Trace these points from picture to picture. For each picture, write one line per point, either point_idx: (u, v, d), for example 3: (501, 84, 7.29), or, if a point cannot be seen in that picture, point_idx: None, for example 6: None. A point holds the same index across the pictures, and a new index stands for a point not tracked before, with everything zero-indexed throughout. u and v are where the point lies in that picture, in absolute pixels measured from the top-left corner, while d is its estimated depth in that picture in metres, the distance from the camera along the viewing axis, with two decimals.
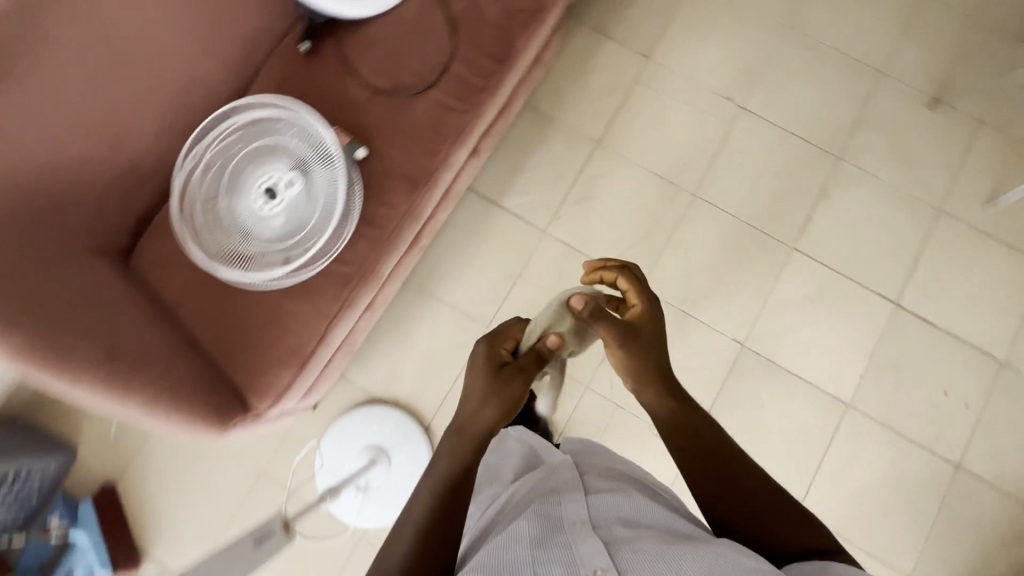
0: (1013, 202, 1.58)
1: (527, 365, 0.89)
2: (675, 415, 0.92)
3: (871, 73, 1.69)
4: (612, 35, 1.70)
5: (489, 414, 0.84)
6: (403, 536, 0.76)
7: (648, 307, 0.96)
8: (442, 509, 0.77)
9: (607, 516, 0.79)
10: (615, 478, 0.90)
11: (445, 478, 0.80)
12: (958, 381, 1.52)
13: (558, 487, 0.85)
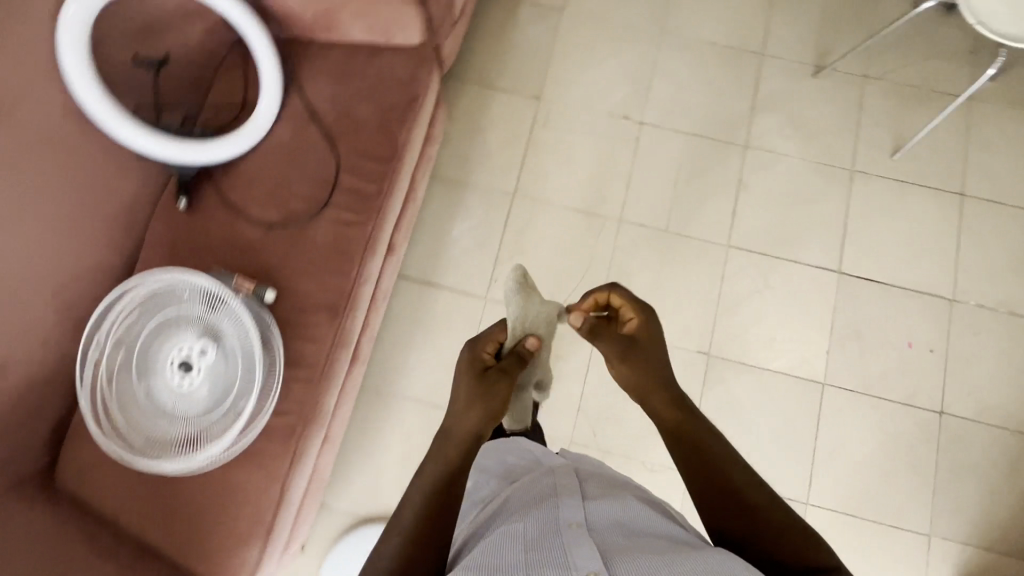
0: (915, 147, 1.64)
1: (511, 371, 0.99)
2: (682, 428, 0.95)
3: (752, 57, 1.73)
4: (498, 86, 1.70)
5: (474, 418, 0.91)
6: (391, 539, 0.79)
7: (643, 321, 1.04)
8: (431, 511, 0.80)
9: (603, 521, 0.79)
10: (613, 487, 0.90)
11: (434, 483, 0.83)
12: (918, 329, 1.55)
13: (557, 489, 0.86)
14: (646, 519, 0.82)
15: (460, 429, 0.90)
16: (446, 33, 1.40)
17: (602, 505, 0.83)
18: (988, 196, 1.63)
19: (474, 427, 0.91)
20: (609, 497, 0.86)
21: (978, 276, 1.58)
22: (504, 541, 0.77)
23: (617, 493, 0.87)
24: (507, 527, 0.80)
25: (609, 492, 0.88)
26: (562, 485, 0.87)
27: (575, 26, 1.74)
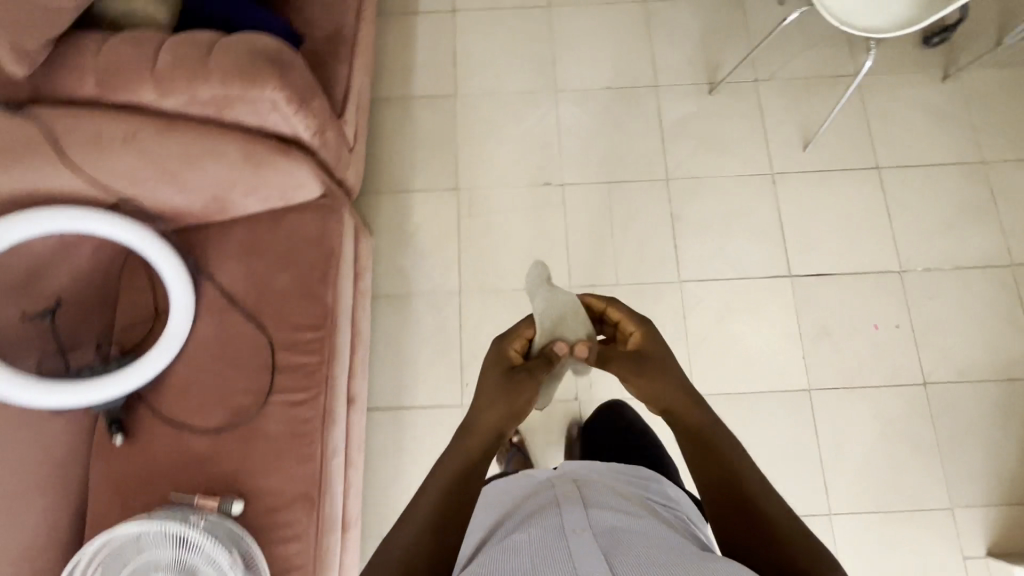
0: (823, 136, 1.68)
1: (536, 372, 0.86)
2: (694, 429, 0.81)
3: (648, 90, 1.75)
4: (413, 188, 1.67)
5: (497, 414, 0.80)
6: (408, 523, 0.72)
7: (645, 335, 0.90)
8: (450, 496, 0.74)
9: (607, 525, 0.77)
10: (620, 499, 0.88)
11: (448, 472, 0.76)
12: (880, 308, 1.57)
13: (560, 502, 0.84)
14: (652, 525, 0.79)
15: (484, 423, 0.79)
16: (345, 166, 1.37)
17: (605, 512, 0.80)
18: (902, 161, 1.68)
19: (495, 421, 0.80)
20: (614, 505, 0.83)
21: (917, 240, 1.62)
22: (508, 549, 0.75)
23: (620, 504, 0.84)
24: (513, 538, 0.77)
25: (613, 502, 0.85)
26: (563, 498, 0.85)
27: (472, 107, 1.74)
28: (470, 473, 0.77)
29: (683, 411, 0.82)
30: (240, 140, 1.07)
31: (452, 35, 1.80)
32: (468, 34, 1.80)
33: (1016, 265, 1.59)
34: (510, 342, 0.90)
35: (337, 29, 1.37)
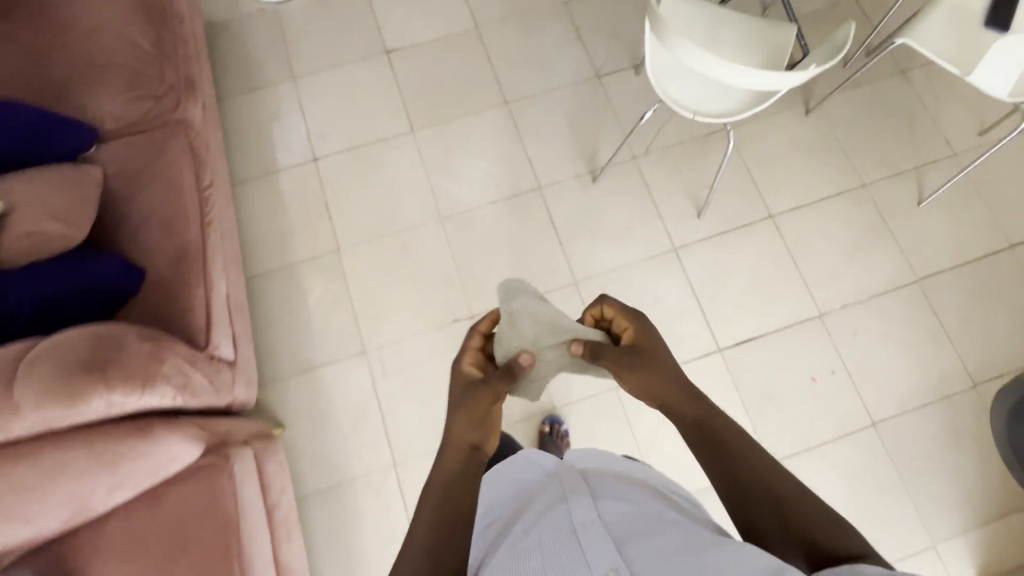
0: (713, 200, 1.68)
1: (495, 386, 0.88)
2: (697, 420, 0.82)
3: (533, 195, 1.71)
4: (318, 363, 1.56)
5: (461, 428, 0.84)
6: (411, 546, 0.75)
7: (639, 329, 0.92)
8: (442, 513, 0.76)
9: (621, 516, 0.73)
10: (624, 478, 0.84)
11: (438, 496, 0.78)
12: (812, 359, 1.57)
13: (569, 493, 0.79)
14: (665, 509, 0.76)
15: (456, 435, 0.84)
16: (228, 389, 1.24)
17: (616, 498, 0.77)
18: (791, 203, 1.70)
19: (468, 426, 0.84)
20: (626, 491, 0.79)
21: (827, 278, 1.63)
22: (520, 552, 0.73)
23: (631, 487, 0.80)
24: (523, 537, 0.74)
25: (625, 486, 0.81)
26: (571, 486, 0.80)
27: (359, 256, 1.65)
28: (456, 484, 0.79)
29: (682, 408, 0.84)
30: (87, 447, 0.95)
31: (321, 185, 1.72)
32: (337, 181, 1.72)
33: (923, 279, 1.62)
34: (465, 354, 0.94)
35: (182, 248, 1.25)
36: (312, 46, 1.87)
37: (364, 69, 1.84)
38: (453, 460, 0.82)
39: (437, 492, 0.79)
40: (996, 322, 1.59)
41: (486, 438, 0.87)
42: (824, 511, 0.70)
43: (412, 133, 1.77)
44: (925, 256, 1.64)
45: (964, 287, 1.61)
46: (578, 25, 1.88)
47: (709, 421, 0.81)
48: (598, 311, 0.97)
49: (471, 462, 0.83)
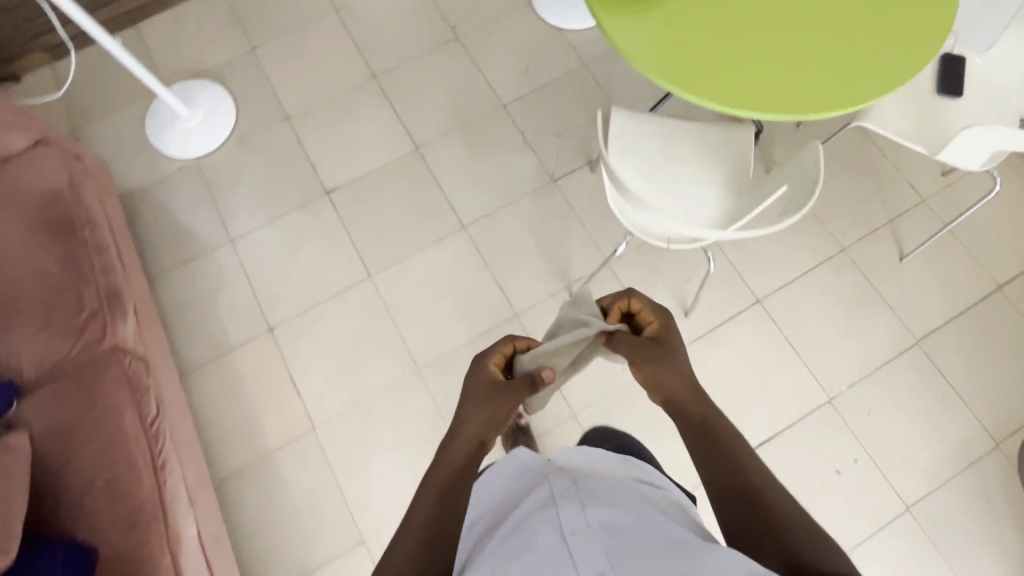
0: (697, 296, 1.60)
1: (516, 391, 0.87)
2: (699, 420, 0.83)
3: (510, 323, 1.61)
4: (312, 563, 1.41)
5: (476, 425, 0.85)
6: (415, 523, 0.76)
7: (666, 322, 0.92)
8: (443, 496, 0.78)
9: (607, 520, 0.75)
10: (614, 486, 0.86)
11: (443, 487, 0.79)
12: (833, 450, 1.50)
13: (557, 496, 0.80)
14: (649, 515, 0.79)
15: (469, 430, 0.84)
16: None
17: (602, 502, 0.79)
18: (776, 282, 1.63)
19: (478, 424, 0.85)
20: (612, 496, 0.81)
21: (829, 357, 1.56)
22: (509, 550, 0.74)
23: (619, 494, 0.82)
24: (512, 538, 0.76)
25: (612, 491, 0.83)
26: (561, 491, 0.81)
27: (336, 429, 1.51)
28: (458, 472, 0.81)
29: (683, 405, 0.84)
30: None
31: (283, 356, 1.57)
32: (297, 348, 1.58)
33: (922, 339, 1.57)
34: (493, 354, 0.93)
35: (136, 510, 1.10)
36: (247, 199, 1.74)
37: (307, 215, 1.72)
38: (458, 447, 0.83)
39: (446, 478, 0.80)
40: (1002, 370, 1.55)
41: (497, 435, 0.87)
42: (809, 524, 0.69)
43: (370, 278, 1.64)
44: (918, 314, 1.59)
45: (963, 339, 1.57)
46: (523, 129, 1.80)
47: (707, 422, 0.82)
48: (621, 303, 0.96)
49: (473, 456, 0.83)
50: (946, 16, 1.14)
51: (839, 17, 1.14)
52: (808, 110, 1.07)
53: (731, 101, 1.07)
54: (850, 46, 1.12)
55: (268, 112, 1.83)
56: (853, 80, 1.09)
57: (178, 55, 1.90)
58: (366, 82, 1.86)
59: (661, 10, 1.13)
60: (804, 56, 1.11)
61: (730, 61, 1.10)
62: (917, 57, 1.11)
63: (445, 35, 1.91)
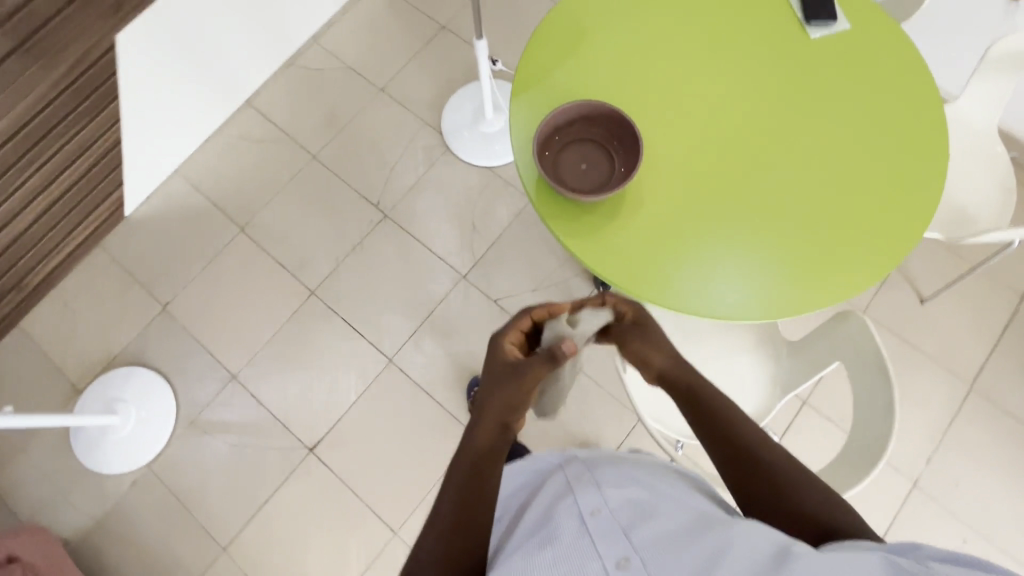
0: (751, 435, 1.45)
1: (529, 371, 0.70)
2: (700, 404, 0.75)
3: None
4: None
5: (492, 415, 0.69)
6: (436, 525, 0.64)
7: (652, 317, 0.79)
8: (464, 496, 0.65)
9: (625, 500, 0.68)
10: (633, 462, 0.77)
11: (464, 488, 0.65)
12: (941, 539, 1.39)
13: (570, 484, 0.72)
14: (669, 488, 0.72)
15: (487, 415, 0.69)
16: None
17: (619, 481, 0.72)
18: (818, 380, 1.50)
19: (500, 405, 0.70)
20: (632, 473, 0.74)
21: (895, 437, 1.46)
22: (534, 540, 0.67)
23: (641, 473, 0.74)
24: (530, 536, 0.68)
25: (631, 469, 0.75)
26: (574, 477, 0.73)
27: None
28: (478, 463, 0.67)
29: (685, 384, 0.76)
30: None
31: None
32: None
33: (975, 382, 1.49)
34: (509, 331, 0.75)
35: None
36: (222, 492, 1.49)
37: (298, 486, 1.49)
38: (479, 424, 0.69)
39: (468, 465, 0.67)
40: None
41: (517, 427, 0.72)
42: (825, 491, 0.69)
43: (396, 533, 1.44)
44: (961, 356, 1.50)
45: (1013, 367, 1.49)
46: (493, 294, 1.62)
47: (716, 400, 0.75)
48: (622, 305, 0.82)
49: (500, 439, 0.70)
50: (936, 117, 1.01)
51: (817, 156, 0.98)
52: (839, 292, 0.94)
53: (755, 310, 0.93)
54: (855, 198, 0.97)
55: (209, 377, 1.59)
56: (869, 241, 0.95)
57: (81, 345, 1.62)
58: (308, 301, 1.65)
59: (639, 215, 0.97)
60: (814, 222, 0.96)
61: (737, 258, 0.95)
62: (926, 183, 0.97)
63: (373, 218, 1.71)
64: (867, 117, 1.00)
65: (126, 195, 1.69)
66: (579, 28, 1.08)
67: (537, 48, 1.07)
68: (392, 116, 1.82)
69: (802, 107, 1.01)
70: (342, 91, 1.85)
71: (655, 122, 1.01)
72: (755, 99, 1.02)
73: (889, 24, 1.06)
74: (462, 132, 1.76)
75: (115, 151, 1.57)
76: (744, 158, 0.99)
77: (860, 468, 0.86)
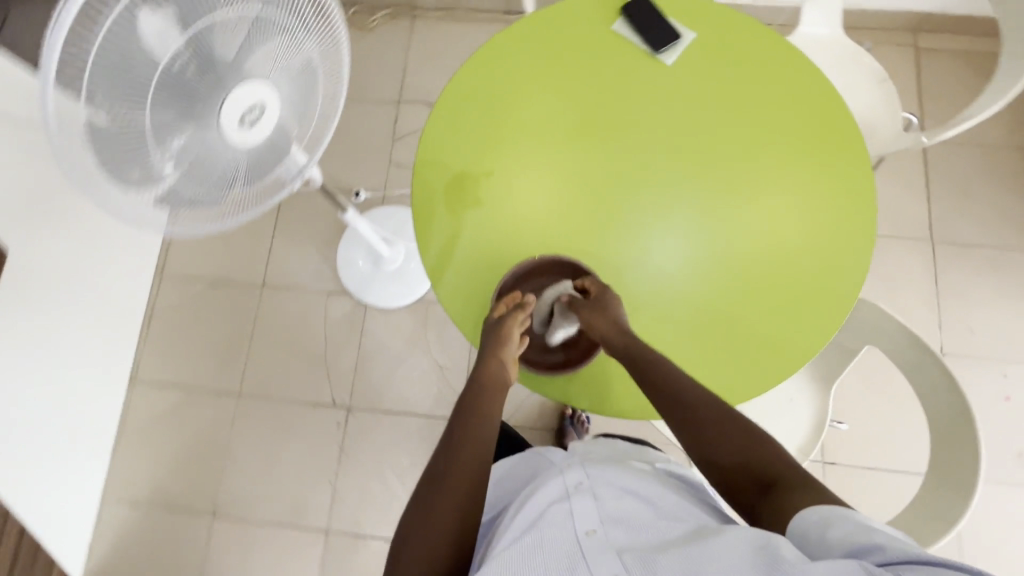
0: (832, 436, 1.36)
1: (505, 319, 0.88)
2: (680, 403, 0.77)
3: None
4: None
5: (490, 356, 0.87)
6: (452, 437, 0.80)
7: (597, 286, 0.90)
8: (467, 421, 0.81)
9: (622, 516, 0.69)
10: (626, 469, 0.81)
11: (474, 422, 0.81)
12: (988, 385, 1.46)
13: (566, 489, 0.76)
14: (660, 493, 0.75)
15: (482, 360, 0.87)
16: None
17: (618, 495, 0.74)
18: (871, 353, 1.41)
19: (488, 353, 0.87)
20: (631, 484, 0.76)
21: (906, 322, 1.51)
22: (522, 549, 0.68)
23: (635, 478, 0.78)
24: (518, 534, 0.71)
25: (629, 477, 0.78)
26: (571, 484, 0.76)
27: None
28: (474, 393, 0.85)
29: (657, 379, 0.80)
30: None
31: None
32: None
33: (933, 236, 1.56)
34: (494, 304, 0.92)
35: None
36: None
37: None
38: (476, 371, 0.87)
39: (470, 405, 0.83)
40: (994, 197, 1.58)
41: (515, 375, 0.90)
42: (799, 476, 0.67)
43: None
44: (910, 222, 1.57)
45: (954, 205, 1.58)
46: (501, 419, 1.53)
47: (691, 396, 0.77)
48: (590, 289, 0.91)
49: (502, 379, 0.87)
50: (789, 54, 1.04)
51: (732, 151, 1.00)
52: (836, 307, 0.96)
53: (775, 372, 0.94)
54: (784, 166, 0.99)
55: None
56: (818, 194, 0.98)
57: None
58: (328, 541, 1.47)
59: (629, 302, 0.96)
60: (782, 261, 0.97)
61: (733, 332, 0.95)
62: (821, 115, 1.01)
63: (337, 417, 1.55)
64: (741, 90, 1.02)
65: (64, 568, 1.41)
66: (462, 172, 1.00)
67: (428, 218, 1.00)
68: (291, 304, 1.63)
69: (715, 149, 1.00)
70: (225, 308, 1.63)
71: (587, 237, 0.97)
72: (649, 135, 1.00)
73: (726, 14, 1.06)
74: (371, 280, 1.62)
75: (26, 534, 1.26)
76: (690, 230, 0.98)
77: (953, 446, 0.84)
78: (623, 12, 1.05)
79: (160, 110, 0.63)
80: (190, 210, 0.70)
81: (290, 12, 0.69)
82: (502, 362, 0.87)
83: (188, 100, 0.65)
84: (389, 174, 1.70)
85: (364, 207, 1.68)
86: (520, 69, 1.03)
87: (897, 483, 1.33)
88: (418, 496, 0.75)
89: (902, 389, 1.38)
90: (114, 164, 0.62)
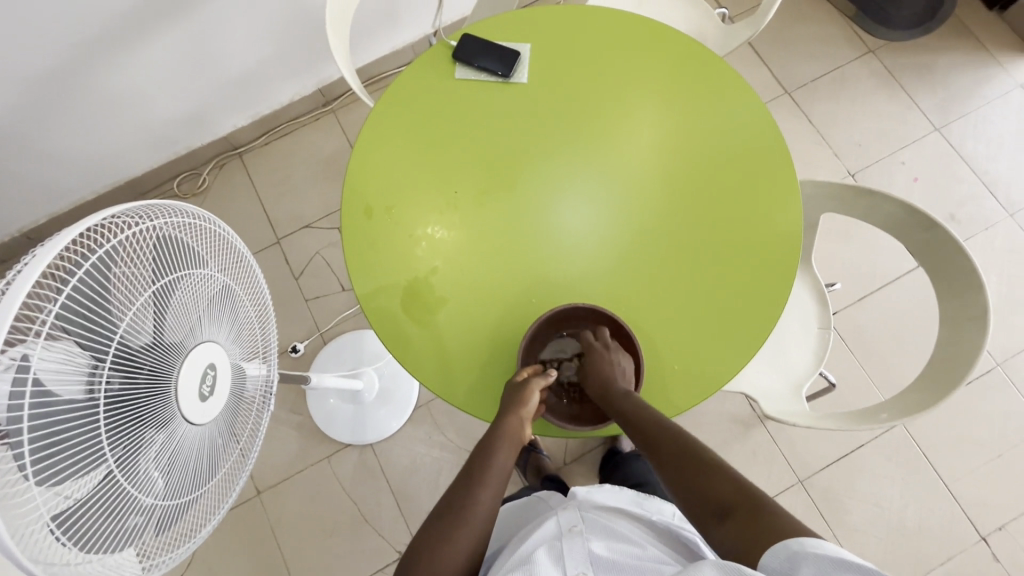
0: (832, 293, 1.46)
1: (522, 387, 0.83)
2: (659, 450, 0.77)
3: (816, 486, 1.42)
4: None
5: (512, 407, 0.82)
6: (461, 488, 0.79)
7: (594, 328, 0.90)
8: (479, 470, 0.79)
9: (609, 561, 0.71)
10: (617, 516, 0.82)
11: (487, 472, 0.79)
12: (897, 176, 1.64)
13: (562, 531, 0.76)
14: (645, 542, 0.76)
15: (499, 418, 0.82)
16: None
17: (610, 538, 0.76)
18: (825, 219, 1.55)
19: (508, 405, 0.82)
20: (623, 529, 0.78)
21: (814, 166, 1.65)
22: None
23: (624, 528, 0.79)
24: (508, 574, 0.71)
25: (622, 524, 0.80)
26: (568, 526, 0.77)
27: None
28: (484, 444, 0.81)
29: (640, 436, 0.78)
30: None
31: None
32: None
33: (788, 88, 1.72)
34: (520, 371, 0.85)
35: None
36: None
37: None
38: (496, 421, 0.83)
39: (481, 452, 0.81)
40: (810, 33, 1.77)
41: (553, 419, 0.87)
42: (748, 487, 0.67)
43: None
44: (765, 87, 1.72)
45: (786, 56, 1.74)
46: (559, 462, 1.50)
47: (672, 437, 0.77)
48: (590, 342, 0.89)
49: (519, 435, 0.82)
50: (581, 15, 1.08)
51: (606, 119, 1.02)
52: (781, 179, 1.00)
53: (784, 276, 0.96)
54: (653, 105, 1.03)
55: None
56: (694, 107, 1.03)
57: None
58: None
59: (625, 299, 0.95)
60: (718, 180, 1.00)
61: (723, 259, 0.97)
62: (642, 47, 1.06)
63: None
64: (569, 67, 1.05)
65: None
66: (409, 282, 0.95)
67: (404, 345, 0.93)
68: (300, 488, 1.48)
69: (599, 128, 1.02)
70: (237, 534, 1.45)
71: (555, 267, 0.96)
72: (533, 150, 1.00)
73: (511, 17, 1.08)
74: (362, 419, 1.51)
75: None
76: (632, 208, 0.99)
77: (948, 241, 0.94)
78: (456, 59, 1.04)
79: (118, 455, 0.52)
80: (175, 506, 0.60)
81: (182, 260, 0.59)
82: (521, 421, 0.82)
83: (145, 420, 0.55)
84: (313, 312, 1.59)
85: (310, 356, 1.56)
86: (397, 158, 0.99)
87: (886, 296, 1.47)
88: (433, 518, 0.77)
89: (855, 223, 1.53)
90: (98, 524, 0.52)
